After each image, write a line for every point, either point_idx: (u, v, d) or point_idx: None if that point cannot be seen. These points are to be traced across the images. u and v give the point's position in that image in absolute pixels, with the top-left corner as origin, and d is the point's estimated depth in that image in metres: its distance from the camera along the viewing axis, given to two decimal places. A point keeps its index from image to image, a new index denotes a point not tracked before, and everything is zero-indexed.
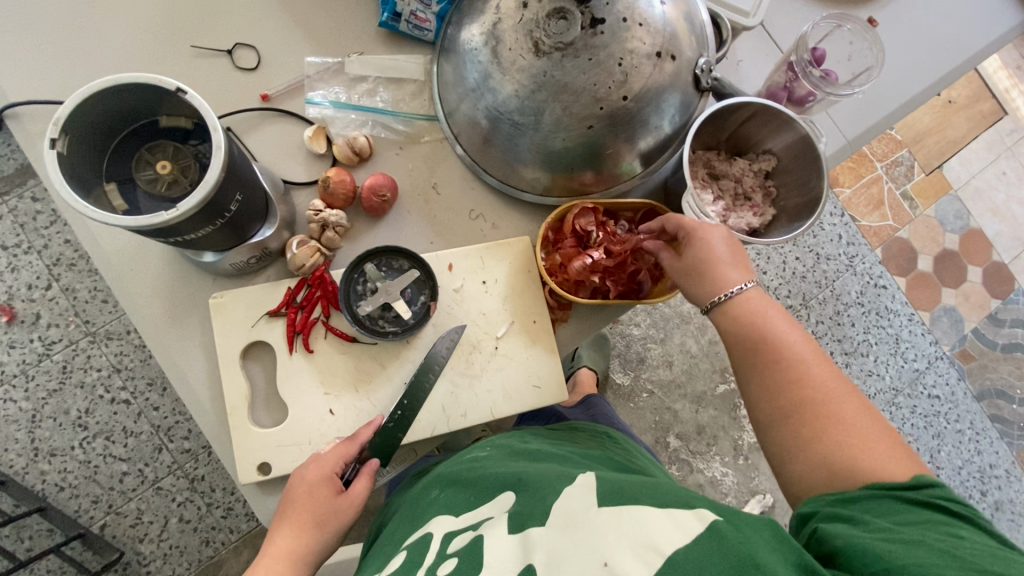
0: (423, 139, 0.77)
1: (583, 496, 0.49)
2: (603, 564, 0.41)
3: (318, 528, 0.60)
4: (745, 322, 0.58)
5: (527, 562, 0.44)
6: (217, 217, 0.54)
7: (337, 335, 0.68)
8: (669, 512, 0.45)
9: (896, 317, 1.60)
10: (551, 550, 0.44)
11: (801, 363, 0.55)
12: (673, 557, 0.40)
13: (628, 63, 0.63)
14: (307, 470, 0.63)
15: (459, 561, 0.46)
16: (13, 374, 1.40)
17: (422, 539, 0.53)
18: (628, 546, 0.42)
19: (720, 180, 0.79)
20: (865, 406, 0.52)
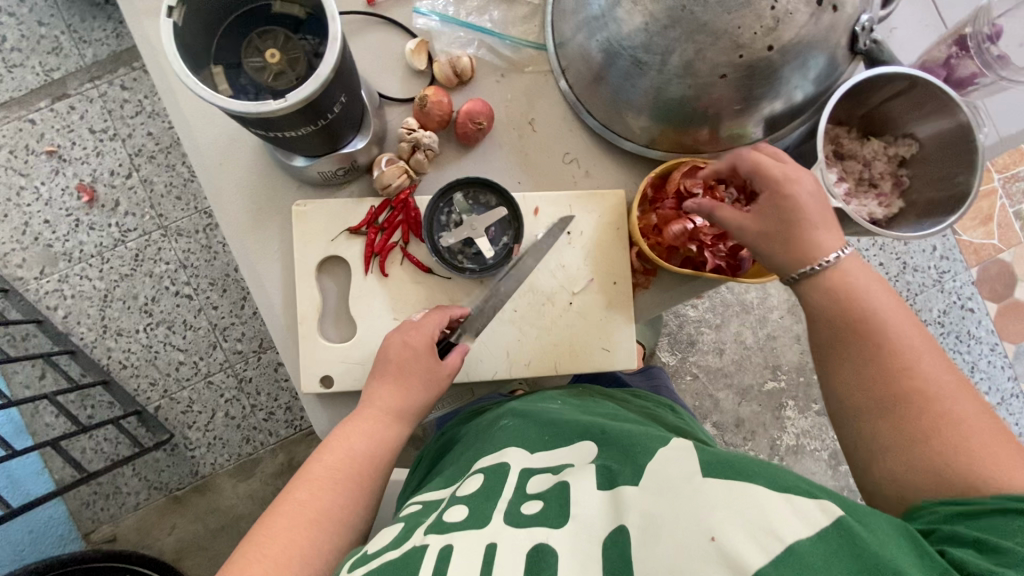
0: (527, 69, 0.71)
1: (682, 459, 0.46)
2: (710, 538, 0.38)
3: (405, 393, 0.60)
4: (830, 293, 0.53)
5: (618, 521, 0.43)
6: (320, 117, 0.51)
7: (414, 263, 0.66)
8: (789, 497, 0.40)
9: (977, 344, 1.47)
10: (650, 512, 0.42)
11: (899, 341, 0.50)
12: (797, 549, 0.37)
13: (783, 7, 0.55)
14: (388, 343, 0.62)
15: (546, 505, 0.46)
16: (90, 254, 1.48)
17: (497, 466, 0.54)
18: (744, 526, 0.38)
19: (846, 160, 0.70)
20: (979, 406, 0.47)
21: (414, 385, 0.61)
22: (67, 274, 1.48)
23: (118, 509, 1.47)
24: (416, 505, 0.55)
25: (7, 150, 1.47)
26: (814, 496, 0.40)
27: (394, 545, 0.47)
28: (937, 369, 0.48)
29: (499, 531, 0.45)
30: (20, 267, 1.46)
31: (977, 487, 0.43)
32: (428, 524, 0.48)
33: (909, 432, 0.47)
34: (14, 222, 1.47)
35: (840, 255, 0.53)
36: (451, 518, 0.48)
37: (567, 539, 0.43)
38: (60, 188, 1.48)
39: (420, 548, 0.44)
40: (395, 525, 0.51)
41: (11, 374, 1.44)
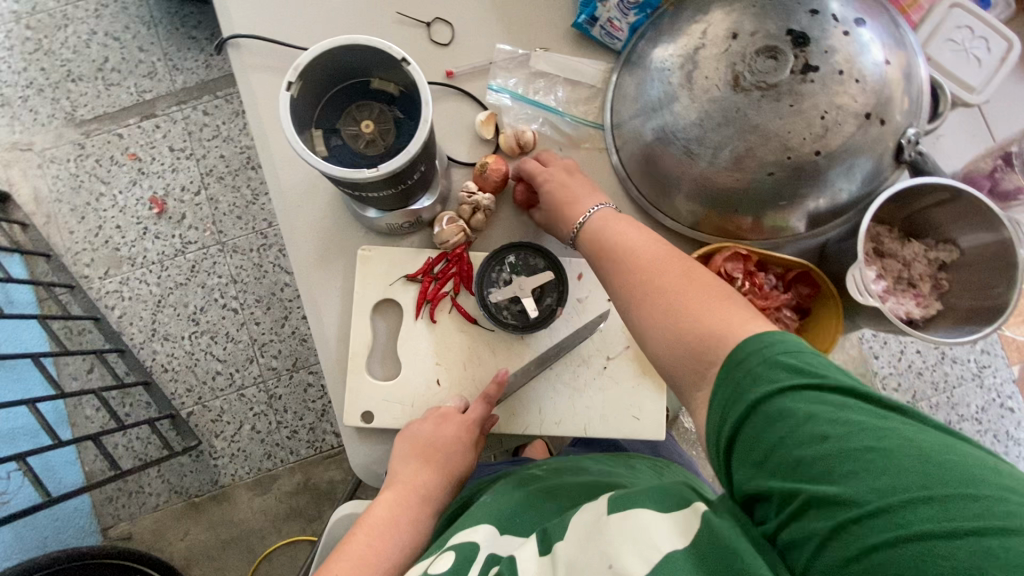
0: (584, 145, 0.77)
1: (598, 505, 0.48)
2: (608, 566, 0.41)
3: (439, 475, 0.62)
4: (613, 248, 0.57)
5: (551, 573, 0.45)
6: (400, 183, 0.57)
7: (461, 314, 0.70)
8: (675, 519, 0.42)
9: (1016, 446, 1.41)
10: (569, 559, 0.44)
11: (649, 262, 0.53)
12: (675, 564, 0.39)
13: (832, 118, 0.59)
14: (429, 423, 0.64)
15: (494, 569, 0.48)
16: (151, 260, 1.59)
17: (467, 544, 0.54)
18: (636, 551, 0.41)
19: (885, 259, 0.73)
20: (685, 274, 0.50)
21: (451, 468, 0.63)
22: (128, 277, 1.58)
23: (138, 508, 1.51)
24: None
25: (94, 159, 1.61)
26: (693, 507, 0.43)
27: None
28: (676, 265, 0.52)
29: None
30: (88, 266, 1.58)
31: (715, 341, 0.44)
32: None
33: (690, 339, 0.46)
34: (89, 224, 1.59)
35: (592, 211, 0.63)
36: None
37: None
38: (135, 198, 1.60)
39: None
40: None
41: (63, 365, 1.53)
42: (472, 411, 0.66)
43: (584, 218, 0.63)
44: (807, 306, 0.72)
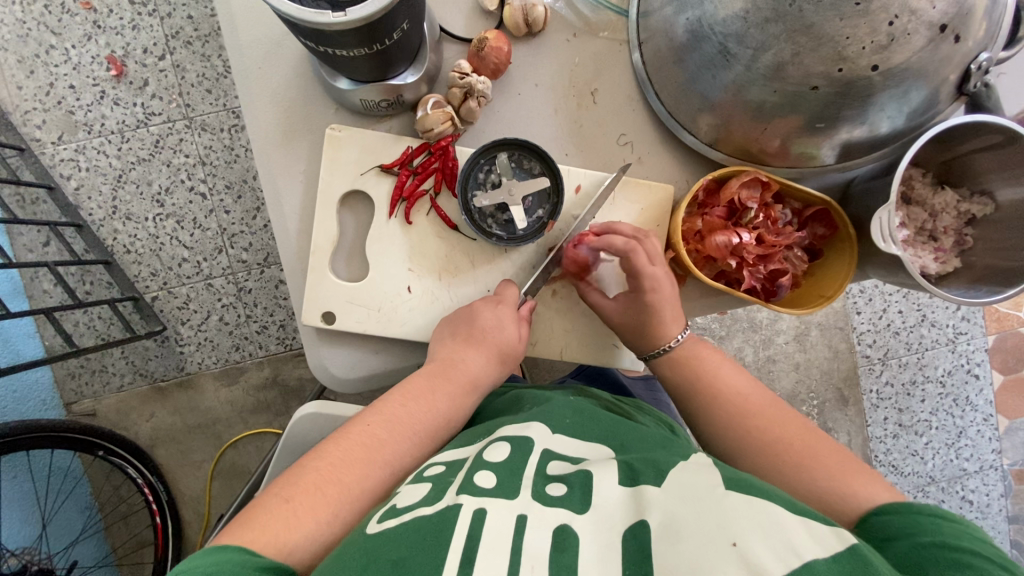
0: (602, 34, 0.66)
1: (704, 472, 0.46)
2: (731, 543, 0.38)
3: (402, 443, 0.55)
4: (684, 371, 0.64)
5: (639, 516, 0.43)
6: (376, 42, 0.47)
7: (440, 217, 0.63)
8: (805, 522, 0.41)
9: (971, 411, 1.45)
10: (670, 513, 0.42)
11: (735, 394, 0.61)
12: (814, 565, 0.37)
13: (902, 25, 0.49)
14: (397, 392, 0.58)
15: (570, 489, 0.46)
16: (110, 130, 1.44)
17: (522, 437, 0.53)
18: (762, 534, 0.39)
19: (911, 206, 0.66)
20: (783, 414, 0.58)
21: (438, 404, 0.58)
22: (85, 146, 1.44)
23: (102, 387, 1.49)
24: (437, 466, 0.53)
25: (43, 3, 1.40)
26: (829, 522, 0.42)
27: (427, 502, 0.47)
28: (748, 390, 0.61)
29: (528, 506, 0.44)
30: (39, 129, 1.43)
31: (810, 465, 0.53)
32: (458, 484, 0.48)
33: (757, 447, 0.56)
34: (39, 80, 1.42)
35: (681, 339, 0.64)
36: (481, 482, 0.47)
37: (587, 527, 0.43)
38: (90, 55, 1.42)
39: (454, 507, 0.44)
40: (420, 483, 0.50)
41: (16, 235, 1.42)
42: (476, 328, 0.60)
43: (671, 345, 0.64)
44: (818, 249, 0.66)
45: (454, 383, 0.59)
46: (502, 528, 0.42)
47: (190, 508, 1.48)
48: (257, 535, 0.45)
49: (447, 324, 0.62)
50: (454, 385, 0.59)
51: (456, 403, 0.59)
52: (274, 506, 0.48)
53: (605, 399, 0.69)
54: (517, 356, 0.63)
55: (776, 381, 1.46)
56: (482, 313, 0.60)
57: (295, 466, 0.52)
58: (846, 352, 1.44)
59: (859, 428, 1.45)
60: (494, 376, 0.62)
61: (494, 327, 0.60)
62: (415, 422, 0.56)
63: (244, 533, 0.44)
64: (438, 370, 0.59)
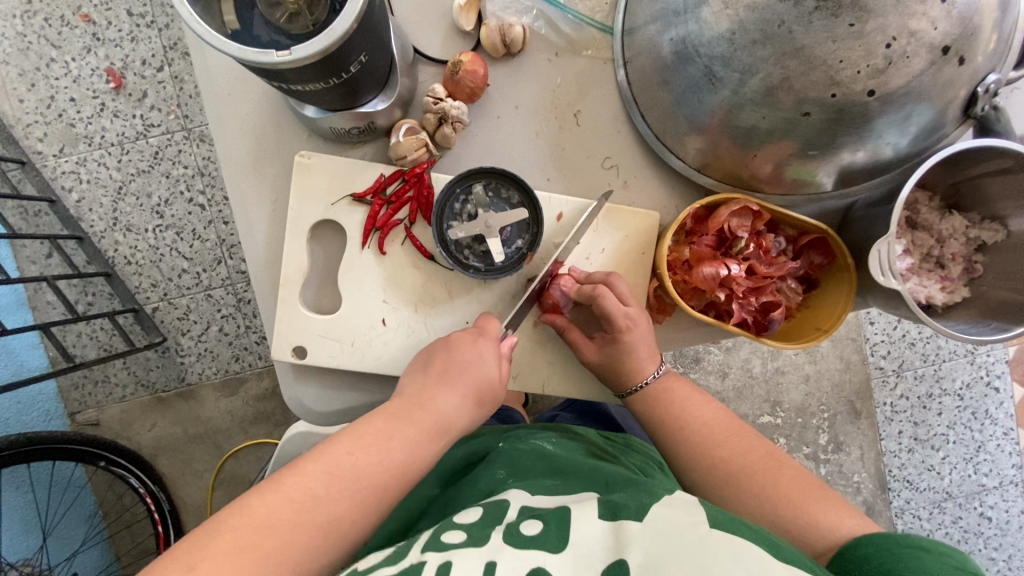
0: (585, 53, 0.63)
1: (687, 508, 0.44)
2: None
3: (404, 447, 0.52)
4: (653, 402, 0.61)
5: (618, 555, 0.41)
6: (335, 75, 0.45)
7: (416, 247, 0.61)
8: (788, 568, 0.39)
9: (991, 425, 1.39)
10: (648, 556, 0.40)
11: (699, 423, 0.59)
12: None
13: (900, 48, 0.45)
14: (406, 392, 0.55)
15: (546, 528, 0.45)
16: (110, 142, 1.44)
17: (500, 499, 0.52)
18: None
19: (916, 231, 0.62)
20: (742, 436, 0.57)
21: (444, 403, 0.54)
22: (86, 158, 1.45)
23: (105, 397, 1.50)
24: (411, 519, 0.52)
25: (43, 17, 1.41)
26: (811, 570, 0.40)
27: (388, 562, 0.46)
28: (712, 416, 0.59)
29: (498, 549, 0.43)
30: (41, 142, 1.44)
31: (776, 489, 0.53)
32: (426, 542, 0.47)
33: (725, 477, 0.55)
34: (41, 93, 1.43)
35: (656, 376, 0.61)
36: (451, 538, 0.46)
37: (564, 566, 0.41)
38: (89, 68, 1.42)
39: (417, 564, 0.43)
40: (386, 544, 0.50)
41: (20, 247, 1.43)
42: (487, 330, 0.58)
43: (645, 382, 0.61)
44: (814, 278, 0.62)
45: (464, 382, 0.56)
46: (468, 574, 0.41)
47: (192, 517, 1.49)
48: (241, 548, 0.44)
49: (455, 328, 0.59)
50: (464, 386, 0.56)
51: (463, 409, 0.55)
52: (255, 519, 0.46)
53: (590, 439, 0.67)
54: None
55: (785, 393, 1.41)
56: (486, 322, 0.58)
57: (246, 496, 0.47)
58: (858, 363, 1.39)
59: (871, 442, 1.39)
60: (507, 380, 0.58)
61: (505, 332, 0.57)
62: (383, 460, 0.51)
63: (219, 548, 0.44)
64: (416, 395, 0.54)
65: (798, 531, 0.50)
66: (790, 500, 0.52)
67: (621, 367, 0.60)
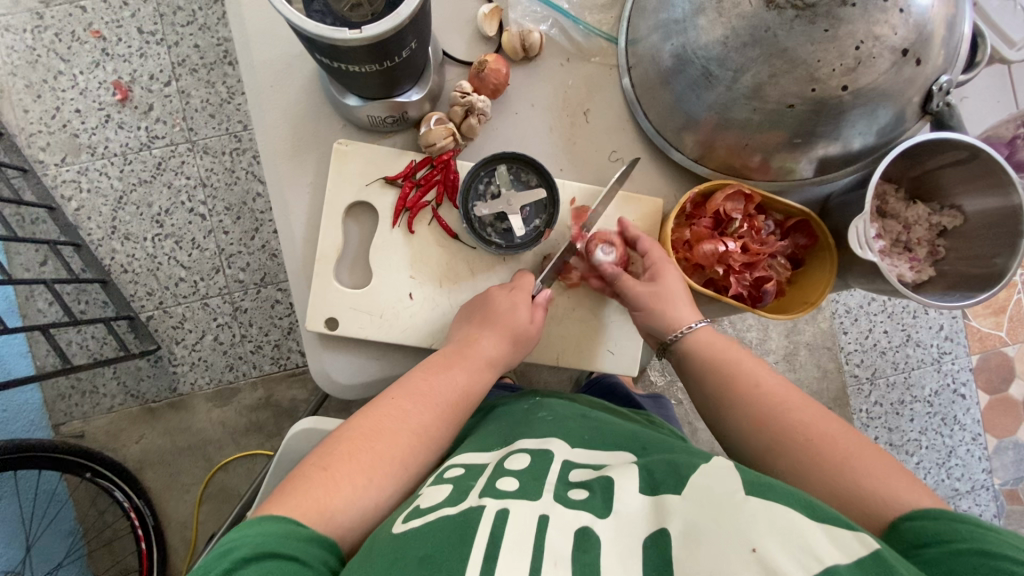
0: (593, 59, 0.70)
1: (724, 475, 0.46)
2: (750, 549, 0.39)
3: (428, 411, 0.57)
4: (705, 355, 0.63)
5: (661, 523, 0.43)
6: (386, 59, 0.51)
7: (441, 226, 0.66)
8: (831, 532, 0.40)
9: (960, 430, 1.47)
10: (690, 523, 0.42)
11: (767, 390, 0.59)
12: (835, 570, 0.37)
13: (867, 49, 0.54)
14: (425, 368, 0.60)
15: (591, 494, 0.47)
16: (113, 152, 1.47)
17: (541, 451, 0.55)
18: (784, 539, 0.39)
19: (886, 219, 0.70)
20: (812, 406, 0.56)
21: (457, 373, 0.60)
22: (87, 168, 1.47)
23: (92, 408, 1.47)
24: (457, 468, 0.56)
25: (54, 32, 1.45)
26: (853, 527, 0.41)
27: (449, 502, 0.48)
28: (779, 385, 0.59)
29: (550, 506, 0.46)
30: (42, 151, 1.45)
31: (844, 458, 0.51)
32: (481, 488, 0.50)
33: (797, 439, 0.54)
34: (45, 104, 1.45)
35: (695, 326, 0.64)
36: (505, 486, 0.49)
37: (610, 530, 0.43)
38: (97, 81, 1.46)
39: (477, 509, 0.46)
40: (442, 484, 0.52)
41: (15, 254, 1.43)
42: (498, 306, 0.62)
43: (687, 331, 0.64)
44: (801, 258, 0.69)
45: (475, 355, 0.61)
46: (525, 526, 0.44)
47: (176, 533, 1.45)
48: (297, 501, 0.47)
49: (464, 310, 0.64)
50: (474, 360, 0.61)
51: (477, 376, 0.61)
52: (304, 478, 0.50)
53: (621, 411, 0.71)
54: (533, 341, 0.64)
55: None
56: (497, 298, 0.63)
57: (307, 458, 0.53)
58: (836, 371, 1.47)
59: None
60: (514, 354, 0.64)
61: (508, 311, 0.62)
62: (418, 416, 0.56)
63: (280, 504, 0.47)
64: (437, 361, 0.60)
65: (870, 501, 0.49)
66: (864, 472, 0.50)
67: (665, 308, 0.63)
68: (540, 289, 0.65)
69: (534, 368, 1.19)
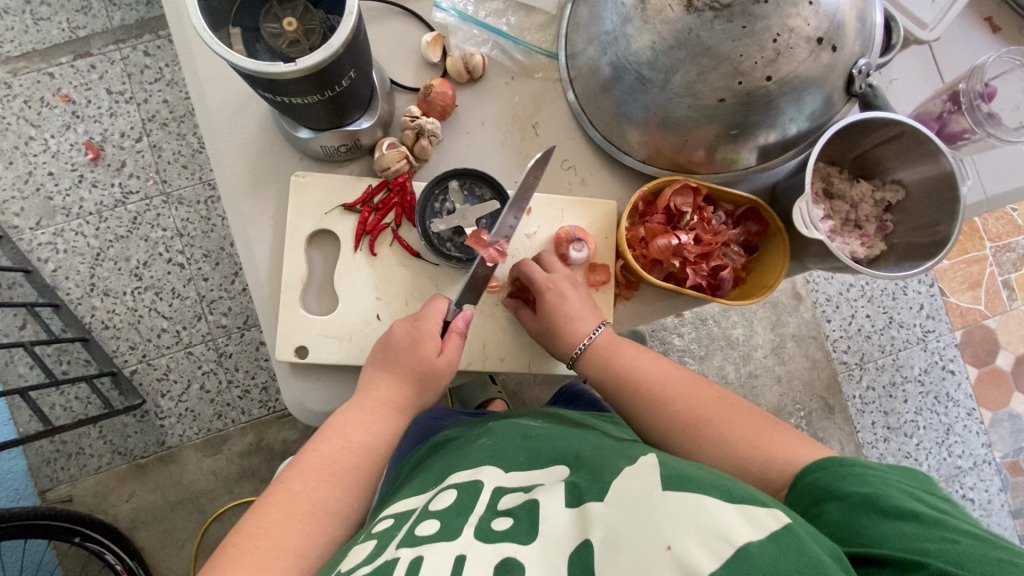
0: (537, 75, 0.73)
1: (649, 477, 0.47)
2: (666, 547, 0.40)
3: (327, 482, 0.57)
4: (604, 362, 0.66)
5: (583, 536, 0.44)
6: (327, 88, 0.53)
7: (402, 246, 0.67)
8: (743, 509, 0.42)
9: (954, 407, 1.48)
10: (611, 533, 0.43)
11: (652, 381, 0.63)
12: (745, 549, 0.38)
13: (785, 41, 0.57)
14: (322, 435, 0.59)
15: (515, 521, 0.47)
16: (89, 211, 1.48)
17: (471, 483, 0.54)
18: (697, 532, 0.40)
19: (834, 200, 0.73)
20: (696, 387, 0.62)
21: (353, 434, 0.59)
22: (63, 229, 1.48)
23: (79, 470, 1.44)
24: (386, 520, 0.55)
25: (23, 99, 1.48)
26: (767, 507, 0.42)
27: (367, 561, 0.48)
28: (667, 373, 0.64)
29: (469, 544, 0.46)
30: (18, 216, 1.47)
31: (728, 431, 0.57)
32: (400, 537, 0.50)
33: (658, 409, 0.62)
34: (18, 170, 1.47)
35: (597, 332, 0.67)
36: (425, 531, 0.49)
37: (533, 558, 0.44)
38: (68, 143, 1.48)
39: (391, 561, 0.45)
40: (368, 542, 0.52)
41: None
42: (396, 346, 0.63)
43: (588, 340, 0.67)
44: (755, 244, 0.71)
45: (370, 409, 0.61)
46: (440, 567, 0.44)
47: None
48: None
49: (376, 349, 0.64)
50: (372, 413, 0.61)
51: (376, 430, 0.60)
52: None
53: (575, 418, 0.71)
54: (440, 379, 0.64)
55: (761, 396, 1.48)
56: (396, 333, 0.63)
57: (231, 531, 0.54)
58: (824, 360, 1.48)
59: (849, 436, 1.46)
60: (418, 397, 0.63)
61: (409, 351, 0.62)
62: (314, 491, 0.56)
63: None
64: (331, 427, 0.60)
65: (759, 466, 0.54)
66: (747, 440, 0.55)
67: (560, 327, 0.66)
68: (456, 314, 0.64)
69: (524, 384, 1.19)
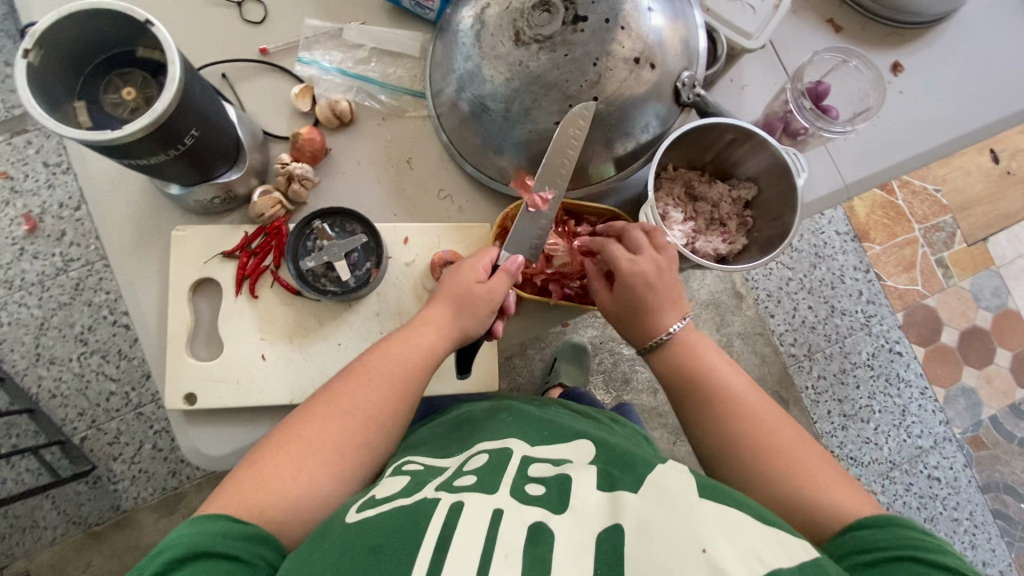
0: (408, 114, 0.78)
1: (678, 477, 0.46)
2: (702, 550, 0.38)
3: (371, 392, 0.59)
4: (678, 361, 0.62)
5: (615, 520, 0.42)
6: (173, 145, 0.56)
7: (282, 285, 0.70)
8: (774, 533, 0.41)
9: (907, 388, 1.51)
10: (643, 518, 0.41)
11: (734, 395, 0.58)
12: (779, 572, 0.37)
13: (604, 64, 0.62)
14: (376, 350, 0.62)
15: (547, 489, 0.47)
16: (31, 282, 1.48)
17: (500, 448, 0.55)
18: (735, 542, 0.38)
19: (697, 202, 0.77)
20: (784, 417, 0.57)
21: (403, 346, 0.61)
22: (6, 302, 1.48)
23: (34, 543, 1.43)
24: (416, 463, 0.58)
25: None
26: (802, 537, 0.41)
27: (403, 493, 0.50)
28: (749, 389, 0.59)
29: (503, 499, 0.46)
30: None
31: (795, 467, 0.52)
32: (435, 484, 0.51)
33: (719, 419, 0.57)
34: None
35: (678, 328, 0.64)
36: (462, 483, 0.50)
37: (564, 527, 0.42)
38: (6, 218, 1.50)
39: (431, 501, 0.47)
40: (399, 477, 0.55)
41: None
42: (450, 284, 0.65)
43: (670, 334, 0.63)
44: None
45: (419, 328, 0.63)
46: (476, 517, 0.44)
47: None
48: (239, 488, 0.51)
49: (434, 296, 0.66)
50: (420, 331, 0.63)
51: (423, 346, 0.62)
52: (242, 469, 0.53)
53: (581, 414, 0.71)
54: (481, 310, 0.63)
55: None
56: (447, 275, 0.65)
57: (279, 428, 0.57)
58: (773, 355, 1.47)
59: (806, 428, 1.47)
60: (466, 326, 0.63)
61: (453, 279, 0.65)
62: (359, 398, 0.58)
63: (222, 496, 0.50)
64: (383, 343, 0.62)
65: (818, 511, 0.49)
66: (820, 482, 0.51)
67: (633, 311, 0.64)
68: (507, 260, 0.66)
69: None
